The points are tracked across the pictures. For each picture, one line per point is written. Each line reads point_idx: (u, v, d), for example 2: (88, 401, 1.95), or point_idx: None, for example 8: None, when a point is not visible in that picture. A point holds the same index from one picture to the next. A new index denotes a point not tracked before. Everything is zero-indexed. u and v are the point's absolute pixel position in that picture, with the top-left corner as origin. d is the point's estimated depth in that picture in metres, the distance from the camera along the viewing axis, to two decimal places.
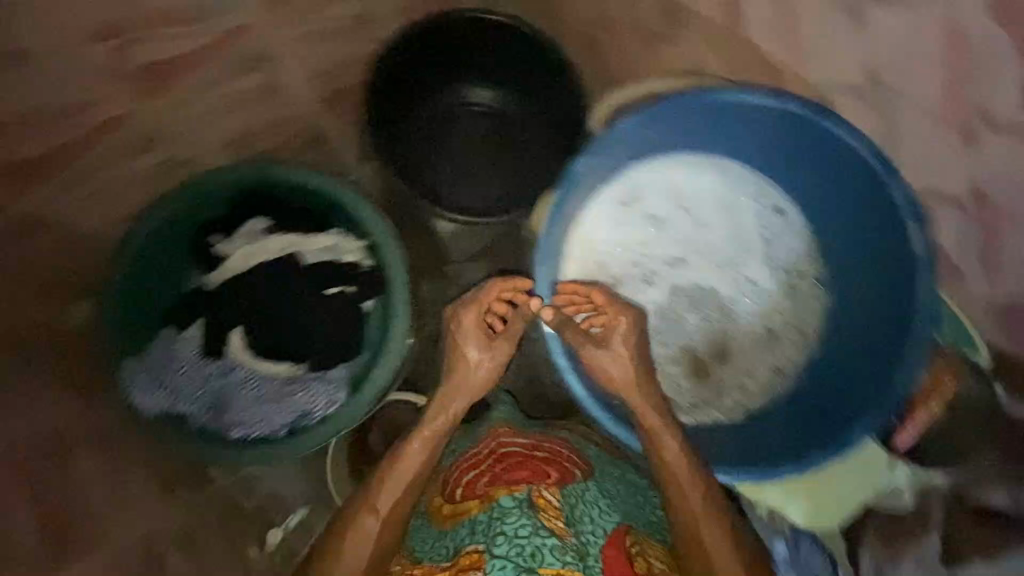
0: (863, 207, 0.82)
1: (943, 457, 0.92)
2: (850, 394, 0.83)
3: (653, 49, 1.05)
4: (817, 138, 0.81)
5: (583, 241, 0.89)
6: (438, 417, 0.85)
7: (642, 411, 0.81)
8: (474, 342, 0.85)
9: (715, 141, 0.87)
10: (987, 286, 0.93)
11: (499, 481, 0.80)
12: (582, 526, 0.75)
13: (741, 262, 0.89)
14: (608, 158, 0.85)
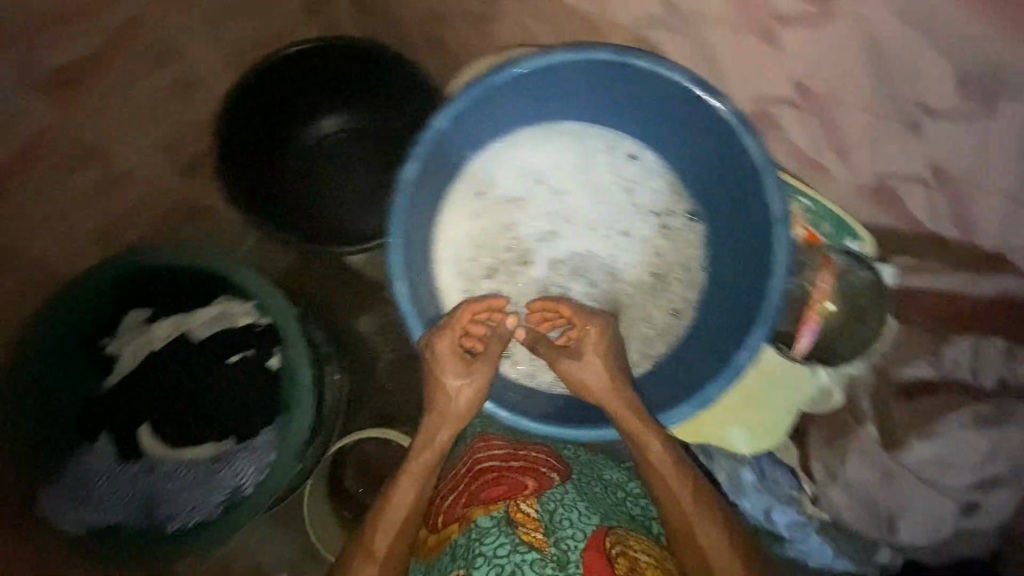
0: (701, 131, 0.82)
1: (851, 354, 0.91)
2: (737, 318, 0.81)
3: (484, 30, 1.01)
4: (634, 79, 0.80)
5: (450, 244, 0.87)
6: (424, 451, 0.79)
7: (621, 417, 0.79)
8: (454, 370, 0.80)
9: (546, 107, 0.87)
10: (850, 175, 0.83)
11: (475, 500, 0.79)
12: (561, 533, 0.73)
13: (608, 218, 0.89)
14: (445, 157, 0.83)
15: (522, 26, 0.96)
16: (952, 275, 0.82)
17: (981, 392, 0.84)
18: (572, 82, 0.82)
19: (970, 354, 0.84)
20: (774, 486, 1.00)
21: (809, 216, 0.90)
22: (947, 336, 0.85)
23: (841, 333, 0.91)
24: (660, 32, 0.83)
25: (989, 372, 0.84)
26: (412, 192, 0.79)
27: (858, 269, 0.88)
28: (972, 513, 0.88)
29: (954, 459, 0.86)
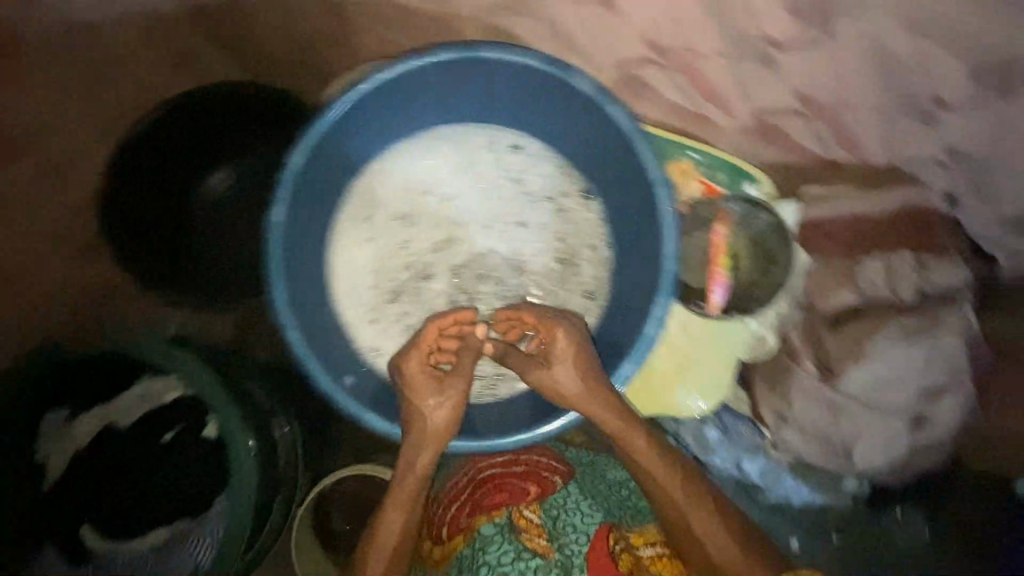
0: (570, 107, 0.80)
1: (772, 295, 0.90)
2: (643, 286, 0.81)
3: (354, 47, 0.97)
4: (491, 70, 0.78)
5: (348, 274, 0.84)
6: (406, 475, 0.74)
7: (603, 420, 0.76)
8: (425, 389, 0.76)
9: (413, 117, 0.84)
10: (741, 121, 0.84)
11: (478, 509, 0.77)
12: (565, 538, 0.74)
13: (502, 213, 0.87)
14: (318, 188, 0.80)
15: (387, 43, 0.95)
16: (846, 195, 0.85)
17: (900, 307, 0.84)
18: (430, 86, 0.79)
19: (883, 273, 0.84)
20: (739, 437, 0.94)
21: (700, 168, 0.87)
22: (857, 258, 0.85)
23: (756, 282, 0.90)
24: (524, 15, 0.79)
25: (902, 286, 0.84)
26: (288, 232, 0.75)
27: (757, 215, 0.87)
28: (922, 426, 0.88)
29: (893, 379, 0.85)
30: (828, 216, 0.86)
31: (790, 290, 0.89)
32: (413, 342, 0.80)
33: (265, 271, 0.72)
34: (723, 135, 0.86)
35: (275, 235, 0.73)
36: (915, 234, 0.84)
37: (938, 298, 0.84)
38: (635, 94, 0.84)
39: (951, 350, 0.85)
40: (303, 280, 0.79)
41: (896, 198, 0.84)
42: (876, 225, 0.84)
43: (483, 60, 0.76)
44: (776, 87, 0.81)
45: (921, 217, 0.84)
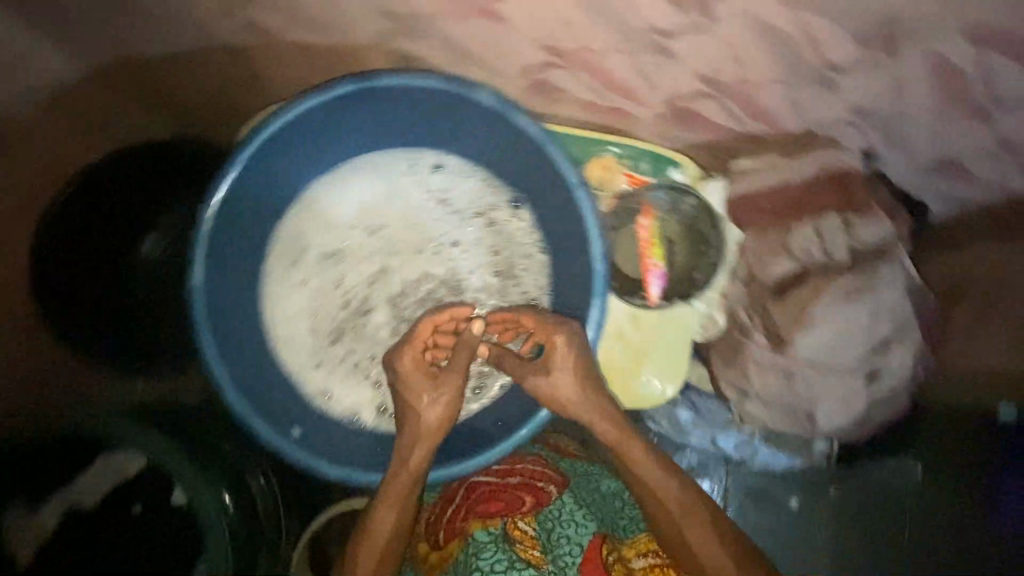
0: (481, 121, 0.79)
1: (709, 273, 0.90)
2: (582, 291, 0.80)
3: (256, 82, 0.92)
4: (394, 95, 0.77)
5: (286, 321, 0.83)
6: (398, 473, 0.72)
7: (597, 427, 0.77)
8: (421, 386, 0.76)
9: (326, 153, 0.82)
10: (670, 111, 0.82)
11: (472, 513, 0.76)
12: (558, 551, 0.73)
13: (433, 235, 0.86)
14: (239, 240, 0.78)
15: (289, 72, 0.89)
16: (770, 162, 0.85)
17: (836, 266, 0.85)
18: (336, 120, 0.78)
19: (815, 238, 0.85)
20: (710, 415, 0.98)
21: (621, 161, 0.87)
22: (786, 226, 0.86)
23: (693, 265, 0.91)
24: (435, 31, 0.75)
25: (834, 246, 0.85)
26: (212, 291, 0.74)
27: (683, 199, 0.88)
28: (876, 379, 0.89)
29: (841, 341, 0.86)
30: (752, 187, 0.87)
31: (728, 266, 0.90)
32: (407, 337, 0.79)
33: (193, 336, 0.70)
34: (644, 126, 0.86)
35: (198, 297, 0.72)
36: (841, 193, 0.84)
37: (873, 253, 0.85)
38: (546, 96, 0.83)
39: (890, 301, 0.86)
40: (238, 336, 0.77)
41: (818, 157, 0.84)
42: (801, 189, 0.85)
43: (380, 88, 0.74)
44: (675, 74, 0.77)
45: (843, 174, 0.84)
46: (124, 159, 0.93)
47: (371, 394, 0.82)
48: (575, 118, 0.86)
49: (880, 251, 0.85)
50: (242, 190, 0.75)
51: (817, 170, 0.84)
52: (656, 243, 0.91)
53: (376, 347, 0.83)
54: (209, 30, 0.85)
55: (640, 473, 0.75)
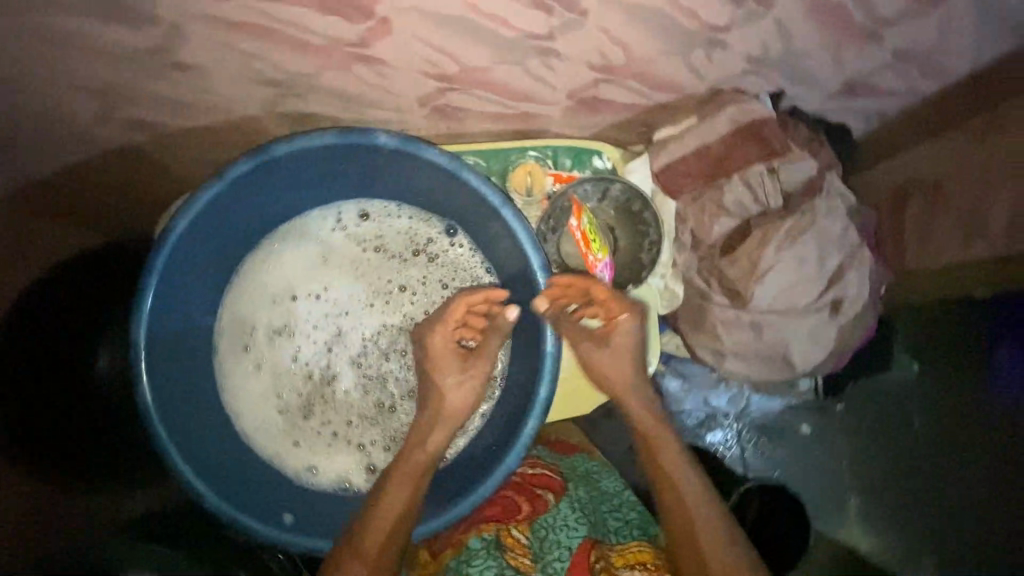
0: (391, 164, 0.76)
1: (654, 251, 0.89)
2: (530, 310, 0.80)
3: (157, 171, 0.88)
4: (295, 161, 0.73)
5: (253, 407, 0.81)
6: (414, 453, 0.74)
7: (638, 416, 0.82)
8: (449, 367, 0.77)
9: (247, 231, 0.80)
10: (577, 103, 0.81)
11: (469, 525, 0.80)
12: (549, 557, 0.74)
13: (378, 284, 0.85)
14: (181, 342, 0.76)
15: (189, 153, 0.85)
16: (688, 129, 0.86)
17: (773, 214, 0.86)
18: (244, 199, 0.75)
19: (747, 193, 0.85)
20: (698, 378, 1.08)
21: (543, 163, 0.88)
22: (717, 184, 0.86)
23: (637, 248, 0.90)
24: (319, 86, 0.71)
25: (767, 196, 0.86)
26: (166, 403, 0.72)
27: (610, 185, 0.87)
28: (839, 309, 0.90)
29: (796, 285, 0.87)
30: (677, 157, 0.86)
31: (671, 237, 0.91)
32: (439, 314, 0.78)
33: (159, 454, 0.68)
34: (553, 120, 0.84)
35: (154, 415, 0.69)
36: (764, 143, 0.84)
37: (807, 193, 0.86)
38: (452, 115, 0.82)
39: (833, 233, 0.87)
40: (207, 437, 0.75)
41: (732, 114, 0.83)
42: (723, 149, 0.85)
43: (281, 158, 0.71)
44: (569, 72, 0.75)
45: (762, 126, 0.82)
46: (86, 277, 0.90)
47: (357, 456, 0.81)
48: (488, 128, 0.87)
49: (814, 189, 0.86)
50: (170, 295, 0.72)
51: (734, 129, 0.83)
52: (593, 234, 0.84)
53: (350, 410, 0.82)
54: (90, 139, 0.79)
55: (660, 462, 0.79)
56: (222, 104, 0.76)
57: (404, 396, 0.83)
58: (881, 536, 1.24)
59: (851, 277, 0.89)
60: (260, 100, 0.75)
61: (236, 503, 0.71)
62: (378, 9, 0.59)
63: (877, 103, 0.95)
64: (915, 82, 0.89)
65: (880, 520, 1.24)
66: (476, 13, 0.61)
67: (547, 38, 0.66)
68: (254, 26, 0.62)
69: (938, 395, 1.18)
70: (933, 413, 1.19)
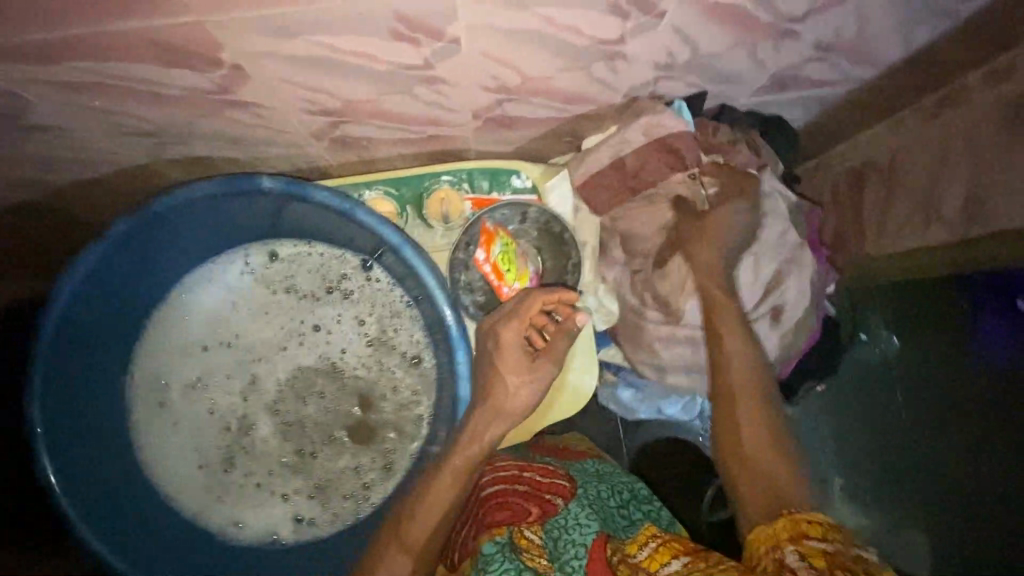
0: (284, 205, 0.72)
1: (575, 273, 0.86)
2: (443, 351, 0.76)
3: (68, 235, 0.86)
4: (183, 213, 0.70)
5: (171, 466, 0.79)
6: (472, 445, 0.70)
7: (699, 260, 0.80)
8: (516, 365, 0.74)
9: (148, 286, 0.77)
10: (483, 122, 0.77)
11: (479, 528, 0.75)
12: (565, 556, 0.69)
13: (293, 326, 0.82)
14: (88, 415, 0.73)
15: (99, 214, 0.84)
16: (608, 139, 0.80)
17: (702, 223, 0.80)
18: (135, 258, 0.72)
19: (671, 206, 0.81)
20: (649, 390, 1.05)
21: (458, 187, 0.83)
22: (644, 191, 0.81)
23: (562, 269, 0.86)
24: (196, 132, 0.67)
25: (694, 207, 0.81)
26: (78, 474, 0.70)
27: (526, 210, 0.83)
28: (782, 316, 0.86)
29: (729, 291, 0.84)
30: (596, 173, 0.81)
31: (593, 259, 0.87)
32: (511, 308, 0.74)
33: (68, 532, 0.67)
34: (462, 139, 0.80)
35: (60, 493, 0.68)
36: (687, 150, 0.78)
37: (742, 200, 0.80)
38: (355, 145, 0.78)
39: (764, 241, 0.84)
40: (125, 505, 0.74)
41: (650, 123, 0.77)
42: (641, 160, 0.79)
43: (163, 213, 0.68)
44: (465, 94, 0.69)
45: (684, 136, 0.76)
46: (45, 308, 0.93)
47: (284, 507, 0.80)
48: (398, 152, 0.83)
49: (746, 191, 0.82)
50: (70, 366, 0.70)
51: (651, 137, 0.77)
52: (506, 261, 0.78)
53: (274, 458, 0.81)
54: None
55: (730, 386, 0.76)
56: (100, 156, 0.70)
57: (329, 439, 0.81)
58: None
59: (791, 284, 0.85)
60: (140, 149, 0.70)
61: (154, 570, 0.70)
62: (225, 58, 0.54)
63: (812, 93, 0.89)
64: (849, 69, 0.83)
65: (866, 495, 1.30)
66: (335, 52, 0.55)
67: (426, 68, 0.61)
68: (96, 84, 0.57)
69: (925, 362, 1.22)
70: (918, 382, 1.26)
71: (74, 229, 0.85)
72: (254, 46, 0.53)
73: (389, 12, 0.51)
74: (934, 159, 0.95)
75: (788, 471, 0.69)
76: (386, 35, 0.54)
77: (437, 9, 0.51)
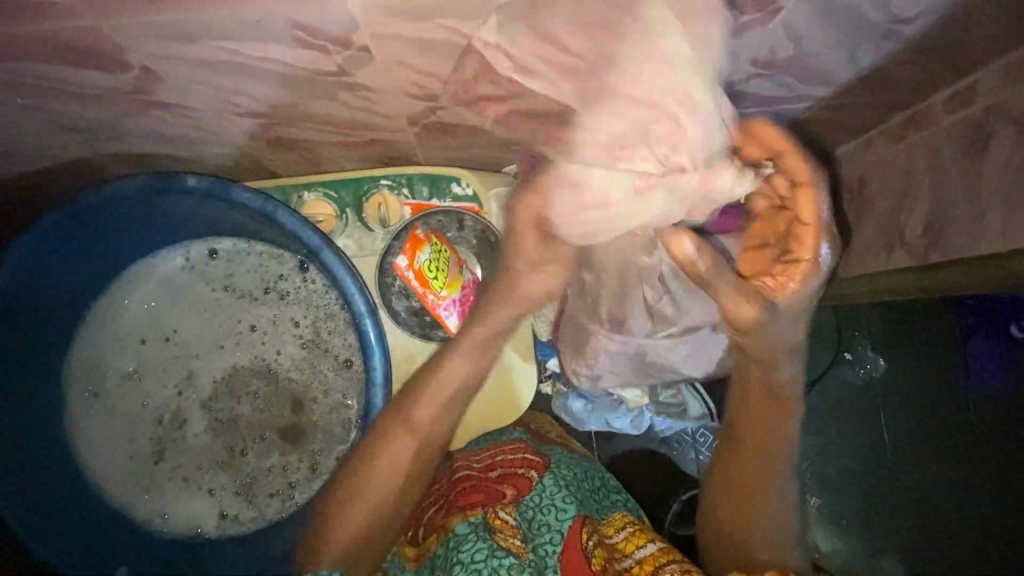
0: (216, 204, 0.74)
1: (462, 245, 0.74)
2: (364, 355, 0.77)
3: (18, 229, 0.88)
4: (117, 210, 0.72)
5: (105, 456, 0.81)
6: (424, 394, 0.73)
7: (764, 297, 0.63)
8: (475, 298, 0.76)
9: (87, 281, 0.78)
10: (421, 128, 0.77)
11: (452, 508, 0.80)
12: (540, 539, 0.74)
13: (228, 324, 0.83)
14: (36, 407, 0.77)
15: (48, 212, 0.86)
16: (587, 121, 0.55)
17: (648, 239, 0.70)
18: (72, 252, 0.73)
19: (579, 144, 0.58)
20: (599, 401, 1.04)
21: (397, 192, 0.84)
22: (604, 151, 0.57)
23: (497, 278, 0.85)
24: (126, 129, 0.69)
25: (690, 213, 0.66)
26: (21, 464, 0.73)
27: (461, 216, 0.85)
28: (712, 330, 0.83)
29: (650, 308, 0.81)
30: None
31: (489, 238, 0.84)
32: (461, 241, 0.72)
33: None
34: (403, 145, 0.80)
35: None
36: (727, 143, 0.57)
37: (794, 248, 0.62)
38: (295, 146, 0.77)
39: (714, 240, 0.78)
40: (59, 497, 0.76)
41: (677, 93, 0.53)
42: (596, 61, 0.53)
43: (97, 208, 0.70)
44: (393, 101, 0.69)
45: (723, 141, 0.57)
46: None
47: (210, 502, 0.82)
48: (340, 157, 0.83)
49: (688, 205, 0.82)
50: (13, 360, 0.73)
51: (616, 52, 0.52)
52: (431, 270, 0.78)
53: (205, 453, 0.82)
54: None
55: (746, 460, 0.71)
56: (38, 150, 0.71)
57: (257, 438, 0.82)
58: (844, 540, 1.25)
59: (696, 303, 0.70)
60: (74, 144, 0.71)
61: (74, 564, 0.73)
62: (132, 61, 0.56)
63: (769, 108, 0.87)
64: (799, 86, 0.81)
65: (846, 521, 1.25)
66: (243, 58, 0.56)
67: (343, 74, 0.62)
68: (17, 82, 0.59)
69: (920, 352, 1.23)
70: (902, 404, 1.25)
71: (31, 219, 0.86)
72: (159, 51, 0.54)
73: (288, 21, 0.52)
74: (897, 178, 0.92)
75: (773, 531, 0.72)
76: (290, 42, 0.55)
77: (335, 19, 0.52)
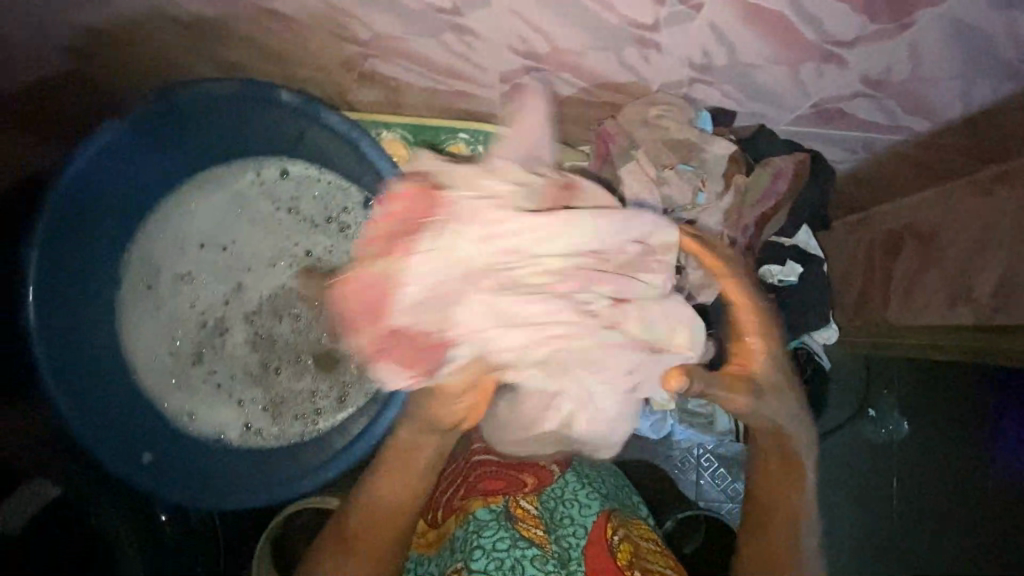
0: (301, 124, 0.76)
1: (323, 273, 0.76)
2: None
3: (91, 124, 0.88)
4: (206, 110, 0.74)
5: (144, 348, 0.84)
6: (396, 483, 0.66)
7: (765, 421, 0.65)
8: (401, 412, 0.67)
9: (162, 176, 0.80)
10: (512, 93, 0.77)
11: (472, 491, 0.80)
12: (563, 530, 0.76)
13: (285, 246, 0.85)
14: (70, 350, 0.75)
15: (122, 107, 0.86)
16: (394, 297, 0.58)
17: (631, 310, 0.61)
18: (157, 145, 0.75)
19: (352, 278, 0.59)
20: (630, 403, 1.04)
21: (473, 146, 0.81)
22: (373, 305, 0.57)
23: None
24: (234, 33, 0.71)
25: (516, 251, 0.56)
26: (63, 405, 0.72)
27: None
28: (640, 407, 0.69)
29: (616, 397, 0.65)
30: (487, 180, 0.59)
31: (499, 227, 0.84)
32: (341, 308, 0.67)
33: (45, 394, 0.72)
34: (488, 105, 0.80)
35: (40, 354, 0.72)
36: (465, 217, 0.56)
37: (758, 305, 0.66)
38: (382, 86, 0.78)
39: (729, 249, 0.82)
40: (103, 380, 0.78)
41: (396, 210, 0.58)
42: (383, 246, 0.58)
43: (190, 105, 0.72)
44: (493, 55, 0.70)
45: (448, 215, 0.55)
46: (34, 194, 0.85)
47: (237, 412, 0.84)
48: (425, 109, 0.83)
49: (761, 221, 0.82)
50: (52, 304, 0.73)
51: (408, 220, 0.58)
52: None
53: (242, 364, 0.85)
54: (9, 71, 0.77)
55: (774, 537, 0.66)
56: (144, 43, 0.74)
57: (293, 359, 0.85)
58: None
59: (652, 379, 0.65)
60: (180, 41, 0.74)
61: (111, 453, 0.74)
62: None
63: (860, 135, 0.83)
64: (899, 114, 0.78)
65: None
66: None
67: (456, 14, 0.64)
68: None
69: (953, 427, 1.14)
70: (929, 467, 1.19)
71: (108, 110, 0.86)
72: None
73: None
74: (973, 241, 0.86)
75: None
76: None
77: None
